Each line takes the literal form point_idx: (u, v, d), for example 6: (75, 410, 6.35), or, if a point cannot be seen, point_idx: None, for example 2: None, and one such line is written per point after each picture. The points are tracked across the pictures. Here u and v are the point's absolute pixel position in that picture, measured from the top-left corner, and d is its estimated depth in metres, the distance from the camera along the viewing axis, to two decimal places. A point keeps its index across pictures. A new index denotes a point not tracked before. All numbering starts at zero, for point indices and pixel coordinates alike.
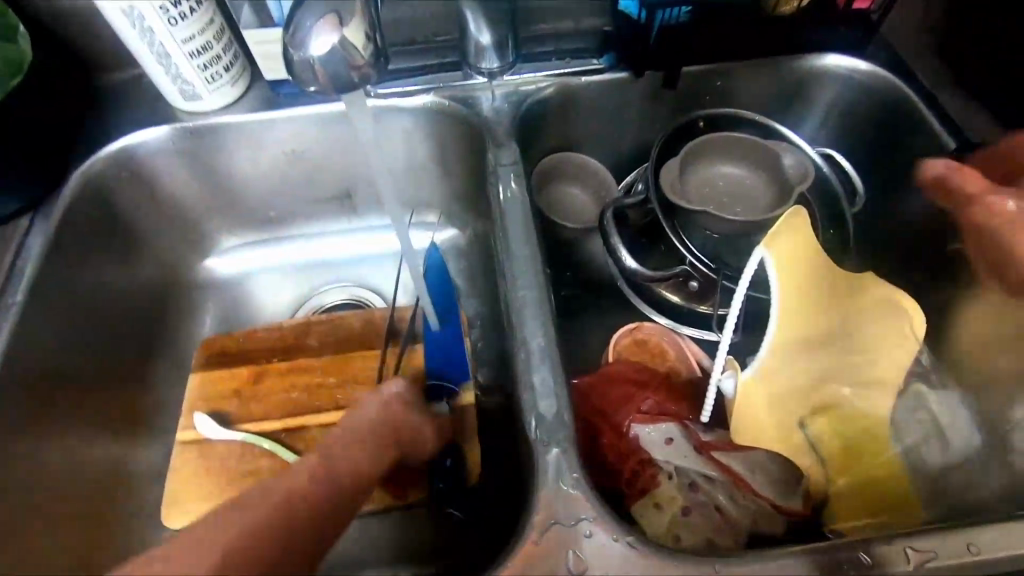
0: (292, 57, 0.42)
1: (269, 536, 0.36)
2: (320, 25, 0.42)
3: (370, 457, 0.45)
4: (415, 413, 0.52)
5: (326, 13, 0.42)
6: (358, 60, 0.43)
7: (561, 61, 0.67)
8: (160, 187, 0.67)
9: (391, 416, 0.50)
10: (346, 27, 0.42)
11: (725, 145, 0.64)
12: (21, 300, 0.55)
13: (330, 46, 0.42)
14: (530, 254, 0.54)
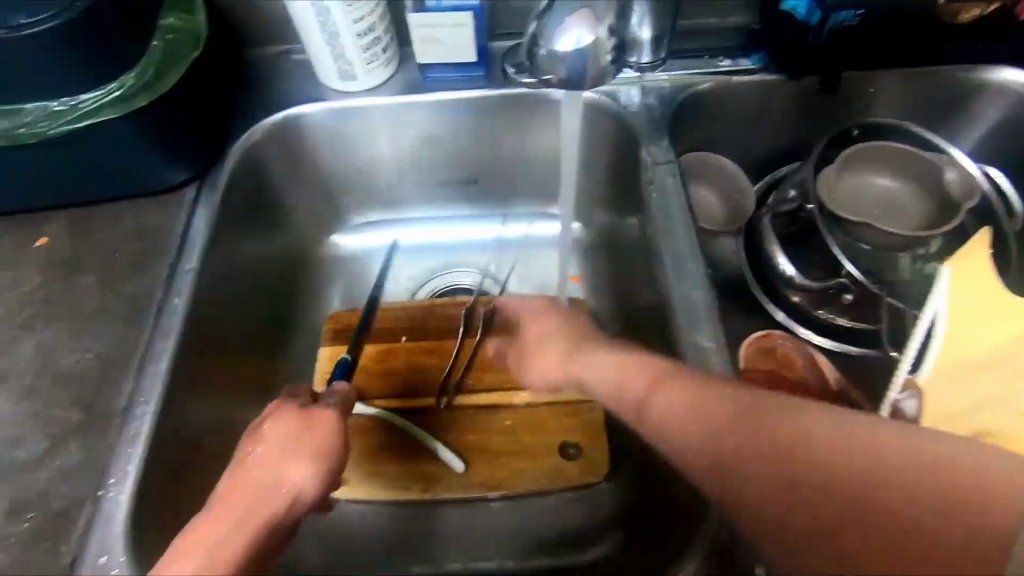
0: (539, 51, 0.43)
1: None
2: (573, 19, 0.41)
3: (213, 552, 0.37)
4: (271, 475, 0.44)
5: (581, 6, 0.41)
6: (600, 56, 0.43)
7: (710, 60, 0.66)
8: (304, 162, 0.68)
9: (238, 483, 0.43)
10: (599, 25, 0.41)
11: (882, 154, 0.61)
12: (195, 269, 0.55)
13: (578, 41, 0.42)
14: (693, 256, 0.52)
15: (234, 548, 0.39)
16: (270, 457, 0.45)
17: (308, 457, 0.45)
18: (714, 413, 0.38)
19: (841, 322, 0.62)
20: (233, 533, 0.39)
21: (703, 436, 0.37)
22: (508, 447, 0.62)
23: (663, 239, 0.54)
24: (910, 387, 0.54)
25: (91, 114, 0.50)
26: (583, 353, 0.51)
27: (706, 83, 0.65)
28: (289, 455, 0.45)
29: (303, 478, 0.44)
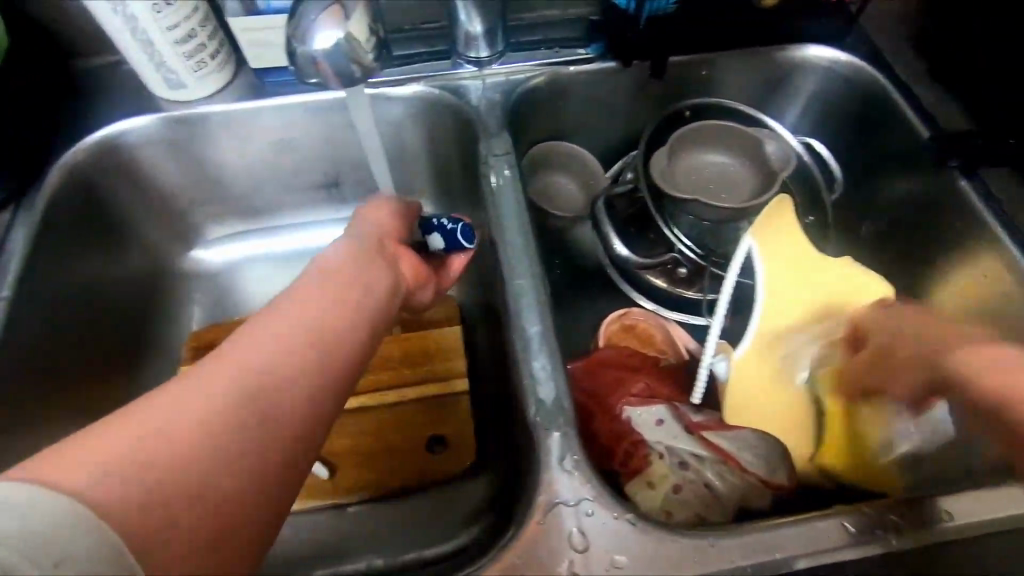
0: (295, 49, 0.41)
1: (299, 332, 0.37)
2: (323, 19, 0.40)
3: (349, 275, 0.43)
4: (386, 231, 0.50)
5: (329, 5, 0.40)
6: (362, 54, 0.42)
7: (550, 51, 0.67)
8: (147, 177, 0.66)
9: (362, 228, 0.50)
10: (350, 21, 0.41)
11: (711, 134, 0.65)
12: (8, 296, 0.53)
13: (333, 41, 0.41)
14: (526, 244, 0.54)
15: (350, 258, 0.45)
16: (369, 227, 0.50)
17: (378, 207, 0.52)
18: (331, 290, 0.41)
19: (686, 294, 0.66)
20: (332, 253, 0.45)
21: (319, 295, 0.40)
22: (378, 446, 0.62)
23: (499, 226, 0.55)
24: (720, 351, 0.60)
25: None
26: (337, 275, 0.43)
27: (546, 73, 0.66)
28: (373, 211, 0.52)
29: (377, 218, 0.51)
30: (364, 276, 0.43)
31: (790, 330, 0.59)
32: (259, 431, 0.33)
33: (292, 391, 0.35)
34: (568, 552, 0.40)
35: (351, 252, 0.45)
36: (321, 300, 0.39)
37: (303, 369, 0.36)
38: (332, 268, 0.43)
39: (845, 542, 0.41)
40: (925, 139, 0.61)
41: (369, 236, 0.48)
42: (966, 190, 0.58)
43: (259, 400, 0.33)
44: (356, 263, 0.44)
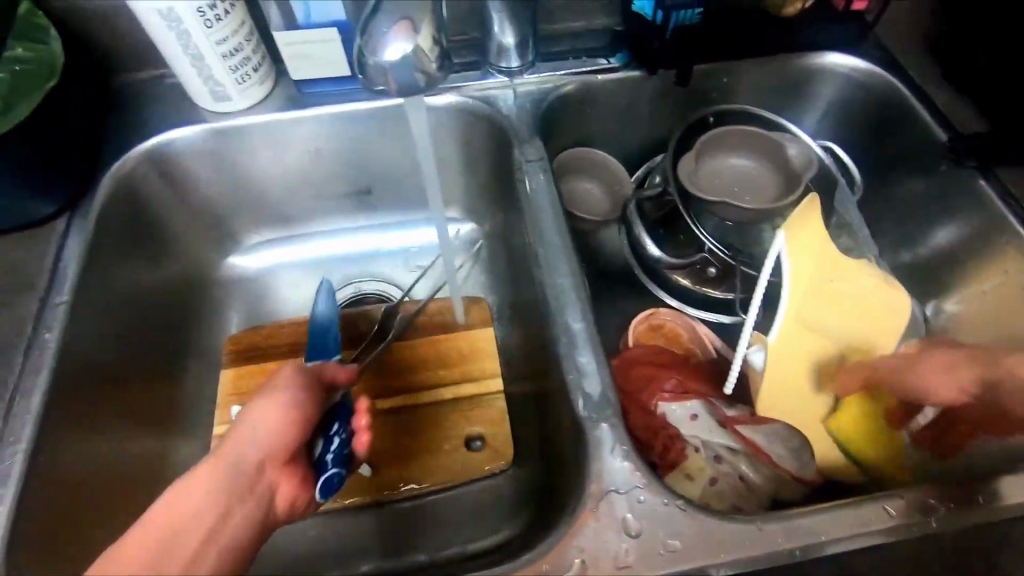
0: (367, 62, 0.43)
1: None
2: (395, 31, 0.42)
3: (211, 512, 0.42)
4: (270, 427, 0.48)
5: (400, 17, 0.42)
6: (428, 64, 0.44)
7: (576, 61, 0.70)
8: (187, 186, 0.68)
9: (244, 426, 0.48)
10: (419, 33, 0.43)
11: (735, 138, 0.67)
12: (68, 300, 0.54)
13: (403, 52, 0.43)
14: (564, 244, 0.55)
15: (216, 495, 0.43)
16: (250, 422, 0.48)
17: (273, 401, 0.50)
18: (190, 540, 0.40)
19: (714, 293, 0.67)
20: (196, 479, 0.44)
21: (175, 542, 0.40)
22: (417, 445, 0.64)
23: (537, 228, 0.57)
24: (756, 341, 0.62)
25: None
26: (200, 514, 0.42)
27: (573, 82, 0.68)
28: (261, 403, 0.49)
29: (265, 417, 0.49)
30: (224, 514, 0.43)
31: (813, 330, 0.60)
32: None
33: None
34: (623, 538, 0.42)
35: (211, 485, 0.43)
36: (169, 562, 0.39)
37: None
38: (195, 501, 0.42)
39: (886, 528, 0.43)
40: (943, 142, 0.64)
41: (247, 454, 0.46)
42: (985, 189, 0.61)
43: None
44: (221, 504, 0.43)
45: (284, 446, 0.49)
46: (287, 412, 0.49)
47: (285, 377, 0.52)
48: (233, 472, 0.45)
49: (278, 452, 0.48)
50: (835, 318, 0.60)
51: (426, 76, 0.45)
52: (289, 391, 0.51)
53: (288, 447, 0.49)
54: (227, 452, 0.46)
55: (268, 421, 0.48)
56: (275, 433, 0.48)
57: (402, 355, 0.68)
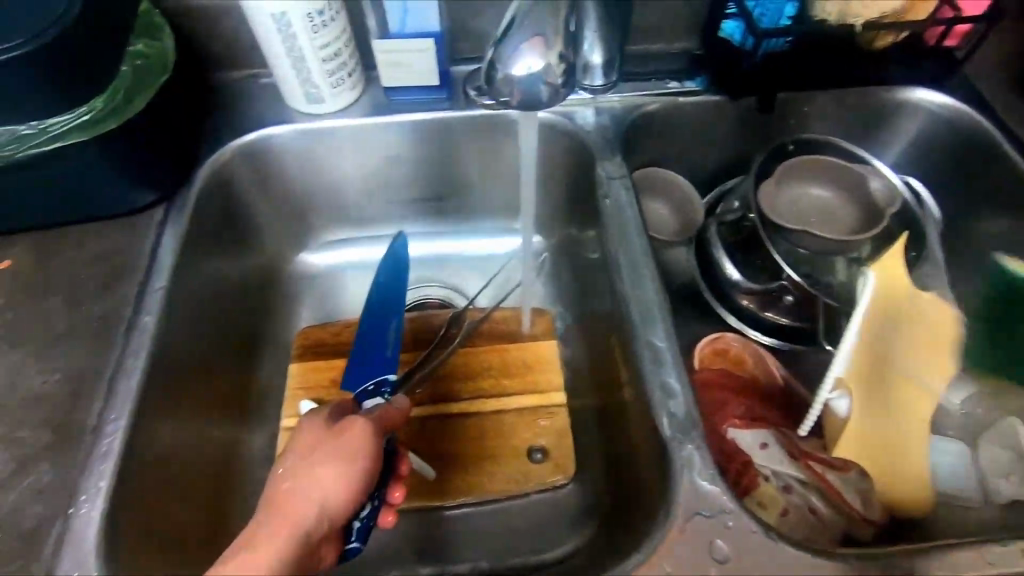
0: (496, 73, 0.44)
1: None
2: (526, 47, 0.44)
3: None
4: (334, 493, 0.44)
5: (532, 34, 0.43)
6: (553, 79, 0.45)
7: (658, 82, 0.70)
8: (272, 183, 0.70)
9: (307, 489, 0.44)
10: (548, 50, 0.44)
11: (816, 165, 0.67)
12: (165, 286, 0.56)
13: (531, 68, 0.44)
14: (648, 263, 0.56)
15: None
16: (313, 483, 0.44)
17: (339, 467, 0.45)
18: None
19: (785, 321, 0.66)
20: (260, 556, 0.40)
21: None
22: (479, 452, 0.64)
23: (620, 245, 0.57)
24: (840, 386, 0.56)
25: (59, 138, 0.51)
26: None
27: (654, 103, 0.69)
28: (329, 464, 0.45)
29: (332, 485, 0.44)
30: None
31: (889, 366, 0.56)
32: None
33: None
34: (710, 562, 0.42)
35: (272, 563, 0.40)
36: None
37: None
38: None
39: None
40: None
41: (308, 524, 0.42)
42: None
43: None
44: None
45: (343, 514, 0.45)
46: (354, 479, 0.45)
47: (351, 437, 0.47)
48: (292, 547, 0.41)
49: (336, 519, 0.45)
50: (909, 348, 0.56)
51: (551, 88, 0.46)
52: (360, 455, 0.46)
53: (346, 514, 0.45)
54: (291, 524, 0.42)
55: (334, 487, 0.44)
56: (339, 501, 0.44)
57: (468, 361, 0.69)
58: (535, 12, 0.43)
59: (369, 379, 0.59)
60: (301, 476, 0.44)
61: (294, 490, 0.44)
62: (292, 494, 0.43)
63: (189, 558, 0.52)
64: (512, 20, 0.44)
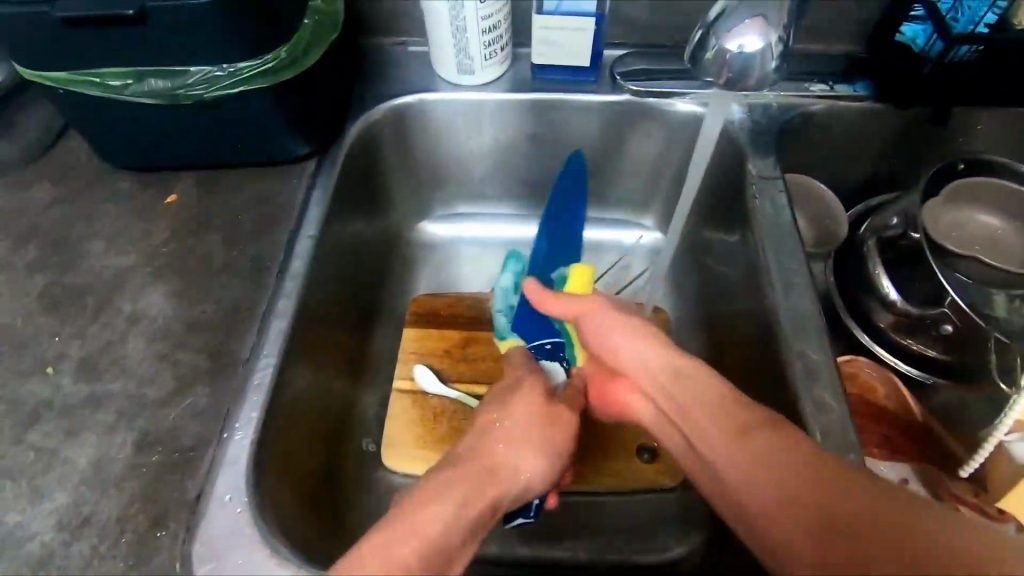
0: (710, 49, 0.48)
1: None
2: (747, 26, 0.46)
3: (465, 535, 0.40)
4: (536, 468, 0.47)
5: (755, 14, 0.46)
6: (765, 62, 0.48)
7: (818, 84, 0.66)
8: (410, 149, 0.71)
9: (523, 450, 0.47)
10: (768, 30, 0.46)
11: (985, 191, 0.62)
12: (314, 236, 0.58)
13: (748, 46, 0.47)
14: (805, 276, 0.54)
15: (478, 511, 0.41)
16: (524, 443, 0.47)
17: (545, 456, 0.47)
18: (439, 552, 0.38)
19: (931, 353, 0.60)
20: (472, 499, 0.41)
21: (435, 548, 0.37)
22: (587, 442, 0.63)
23: (774, 253, 0.55)
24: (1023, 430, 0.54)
25: (245, 81, 0.53)
26: (462, 525, 0.39)
27: (814, 106, 0.65)
28: (537, 438, 0.48)
29: (541, 459, 0.47)
30: (475, 535, 0.40)
31: None
32: None
33: None
34: None
35: (479, 506, 0.41)
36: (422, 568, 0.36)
37: None
38: (463, 509, 0.40)
39: None
40: None
41: (514, 477, 0.45)
42: None
43: None
44: (479, 520, 0.41)
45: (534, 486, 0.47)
46: (552, 461, 0.48)
47: (557, 434, 0.50)
48: (498, 497, 0.43)
49: (528, 489, 0.46)
50: None
51: (759, 69, 0.48)
52: (558, 440, 0.49)
53: (535, 486, 0.47)
54: (503, 481, 0.44)
55: (536, 458, 0.47)
56: (536, 474, 0.47)
57: None
58: None
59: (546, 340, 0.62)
60: (513, 437, 0.47)
61: (507, 445, 0.47)
62: (507, 447, 0.46)
63: (314, 497, 0.54)
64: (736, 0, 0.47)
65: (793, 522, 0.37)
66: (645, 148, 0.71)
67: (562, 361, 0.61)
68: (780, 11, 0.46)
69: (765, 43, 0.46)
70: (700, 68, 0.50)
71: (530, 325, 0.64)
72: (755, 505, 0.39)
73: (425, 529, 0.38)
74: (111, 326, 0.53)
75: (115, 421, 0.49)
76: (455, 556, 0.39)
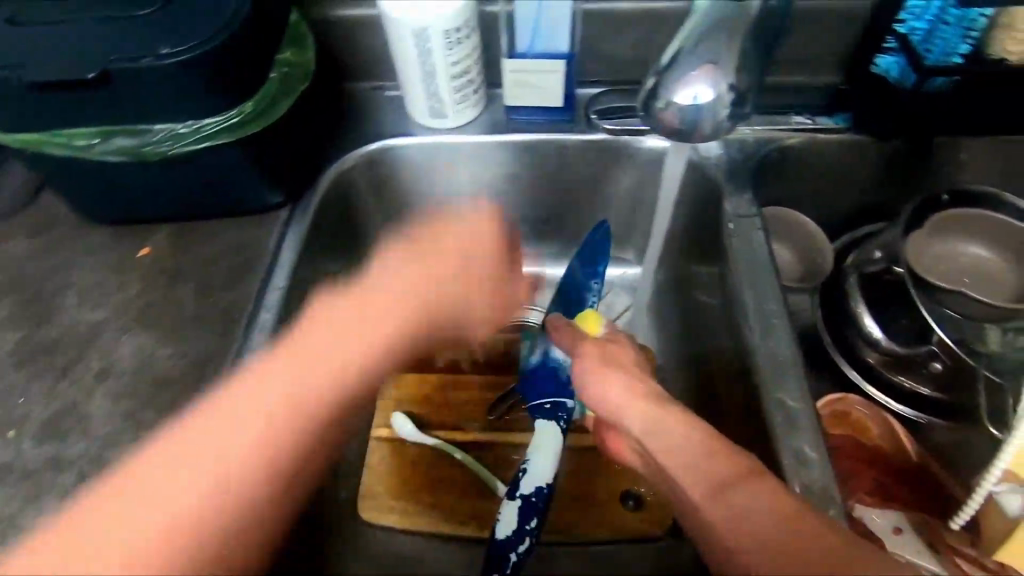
0: (661, 100, 0.47)
1: (233, 466, 0.44)
2: (698, 74, 0.45)
3: (319, 395, 0.49)
4: (383, 368, 0.54)
5: (706, 61, 0.45)
6: (719, 112, 0.47)
7: (796, 116, 0.65)
8: (387, 192, 0.71)
9: (377, 323, 0.55)
10: (720, 78, 0.45)
11: (973, 223, 0.60)
12: (283, 286, 0.57)
13: (699, 95, 0.46)
14: (784, 317, 0.52)
15: (314, 387, 0.49)
16: (365, 343, 0.53)
17: (381, 352, 0.54)
18: (293, 410, 0.47)
19: (925, 391, 0.58)
20: (294, 370, 0.49)
21: (318, 400, 0.49)
22: (572, 490, 0.61)
23: (753, 292, 0.54)
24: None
25: (210, 137, 0.53)
26: (295, 380, 0.49)
27: (793, 140, 0.64)
28: (394, 289, 0.57)
29: (379, 340, 0.54)
30: (320, 398, 0.49)
31: None
32: (219, 479, 0.43)
33: (265, 486, 0.45)
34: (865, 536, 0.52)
35: (314, 383, 0.49)
36: (251, 417, 0.46)
37: (241, 493, 0.43)
38: (291, 372, 0.49)
39: None
40: None
41: (344, 382, 0.51)
42: None
43: (202, 496, 0.42)
44: (315, 397, 0.49)
45: (374, 349, 0.53)
46: (387, 333, 0.55)
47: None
48: (339, 384, 0.50)
49: (364, 350, 0.53)
50: None
51: (713, 121, 0.47)
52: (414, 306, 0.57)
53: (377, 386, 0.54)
54: (346, 345, 0.52)
55: (376, 343, 0.54)
56: (365, 352, 0.53)
57: None
58: (713, 41, 0.45)
59: (548, 398, 0.59)
60: (370, 319, 0.55)
61: (371, 346, 0.53)
62: (352, 327, 0.53)
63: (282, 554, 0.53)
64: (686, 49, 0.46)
65: (761, 534, 0.37)
66: (625, 184, 0.70)
67: (559, 421, 0.59)
68: (732, 57, 0.46)
69: (716, 93, 0.45)
70: (653, 118, 0.49)
71: (535, 375, 0.61)
72: (724, 531, 0.38)
73: (284, 398, 0.48)
74: (77, 384, 0.53)
75: (78, 483, 0.48)
76: (292, 410, 0.47)
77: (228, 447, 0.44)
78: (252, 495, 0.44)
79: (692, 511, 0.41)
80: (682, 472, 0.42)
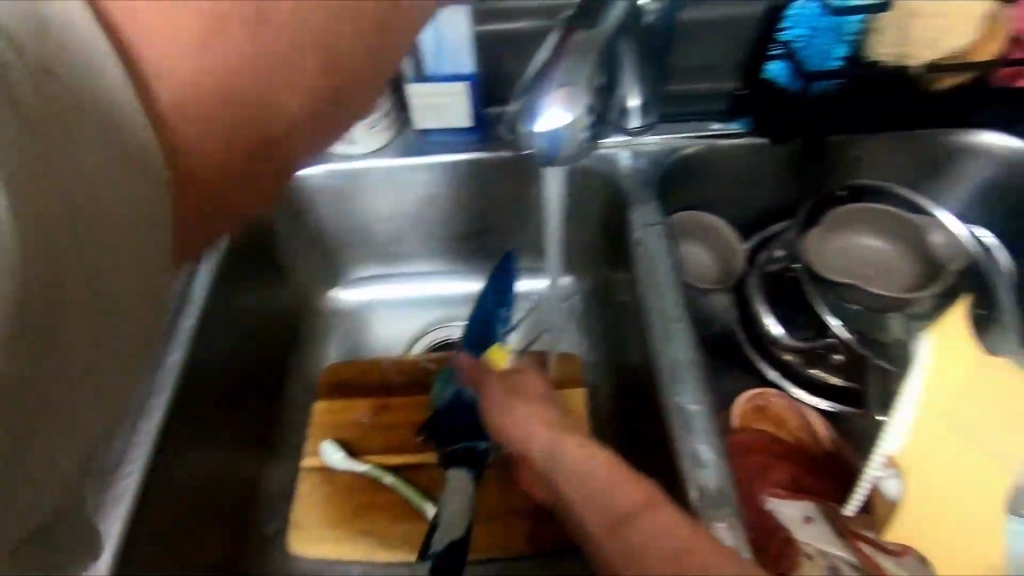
0: (521, 129, 0.46)
1: (247, 57, 0.43)
2: (554, 100, 0.45)
3: (302, 85, 0.46)
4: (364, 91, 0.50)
5: (562, 88, 0.45)
6: (579, 134, 0.47)
7: (698, 123, 0.68)
8: (308, 221, 0.71)
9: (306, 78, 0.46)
10: (576, 104, 0.46)
11: (870, 217, 0.63)
12: (194, 325, 0.57)
13: (558, 121, 0.46)
14: (683, 322, 0.54)
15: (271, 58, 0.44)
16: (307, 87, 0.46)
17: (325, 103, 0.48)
18: (239, 50, 0.43)
19: (833, 382, 0.61)
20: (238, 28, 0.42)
21: (209, 51, 0.42)
22: (503, 504, 0.62)
23: (656, 298, 0.55)
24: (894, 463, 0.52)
25: None
26: (261, 67, 0.44)
27: (695, 147, 0.66)
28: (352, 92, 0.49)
29: (300, 85, 0.46)
30: (290, 79, 0.45)
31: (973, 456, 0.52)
32: (227, 113, 0.44)
33: (270, 117, 0.46)
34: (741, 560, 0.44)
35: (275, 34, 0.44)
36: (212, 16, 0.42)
37: (230, 114, 0.44)
38: None
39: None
40: None
41: (314, 77, 0.46)
42: None
43: (244, 110, 0.44)
44: (271, 64, 0.44)
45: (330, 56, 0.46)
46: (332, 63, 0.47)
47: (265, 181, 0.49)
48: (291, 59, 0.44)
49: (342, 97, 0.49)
50: (999, 439, 0.52)
51: (572, 144, 0.47)
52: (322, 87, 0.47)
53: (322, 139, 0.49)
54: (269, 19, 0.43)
55: (359, 90, 0.49)
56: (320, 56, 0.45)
57: None
58: (567, 68, 0.45)
59: (460, 443, 0.61)
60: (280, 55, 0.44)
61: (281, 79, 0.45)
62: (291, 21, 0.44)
63: None
64: (544, 74, 0.46)
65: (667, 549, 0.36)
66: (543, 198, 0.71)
67: (473, 463, 0.61)
68: (586, 80, 0.46)
69: (574, 117, 0.46)
70: (518, 142, 0.48)
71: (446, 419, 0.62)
72: (630, 561, 0.36)
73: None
74: None
75: None
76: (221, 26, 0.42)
77: (264, 45, 0.43)
78: (231, 148, 0.45)
79: (600, 543, 0.39)
80: (587, 497, 0.40)
